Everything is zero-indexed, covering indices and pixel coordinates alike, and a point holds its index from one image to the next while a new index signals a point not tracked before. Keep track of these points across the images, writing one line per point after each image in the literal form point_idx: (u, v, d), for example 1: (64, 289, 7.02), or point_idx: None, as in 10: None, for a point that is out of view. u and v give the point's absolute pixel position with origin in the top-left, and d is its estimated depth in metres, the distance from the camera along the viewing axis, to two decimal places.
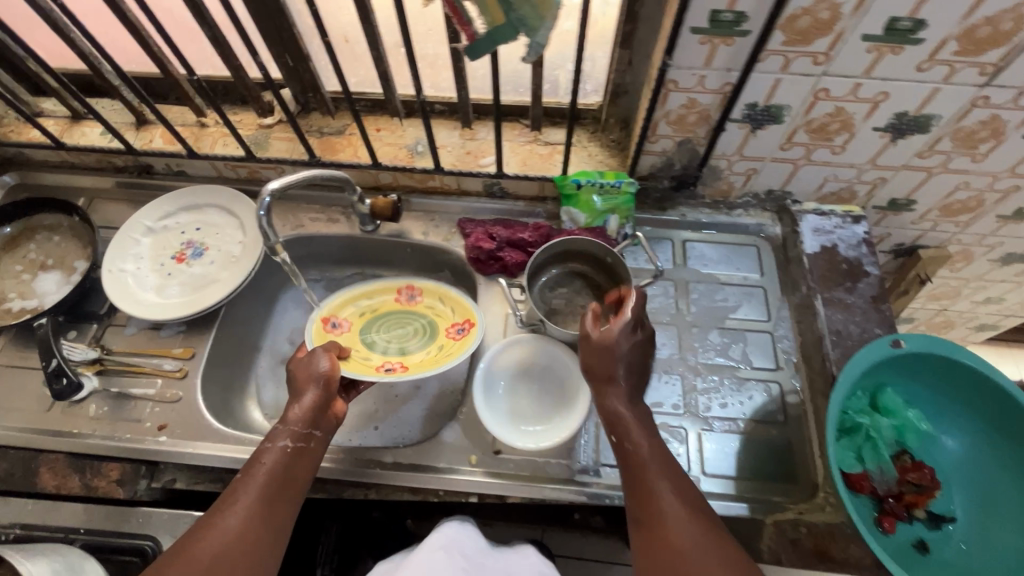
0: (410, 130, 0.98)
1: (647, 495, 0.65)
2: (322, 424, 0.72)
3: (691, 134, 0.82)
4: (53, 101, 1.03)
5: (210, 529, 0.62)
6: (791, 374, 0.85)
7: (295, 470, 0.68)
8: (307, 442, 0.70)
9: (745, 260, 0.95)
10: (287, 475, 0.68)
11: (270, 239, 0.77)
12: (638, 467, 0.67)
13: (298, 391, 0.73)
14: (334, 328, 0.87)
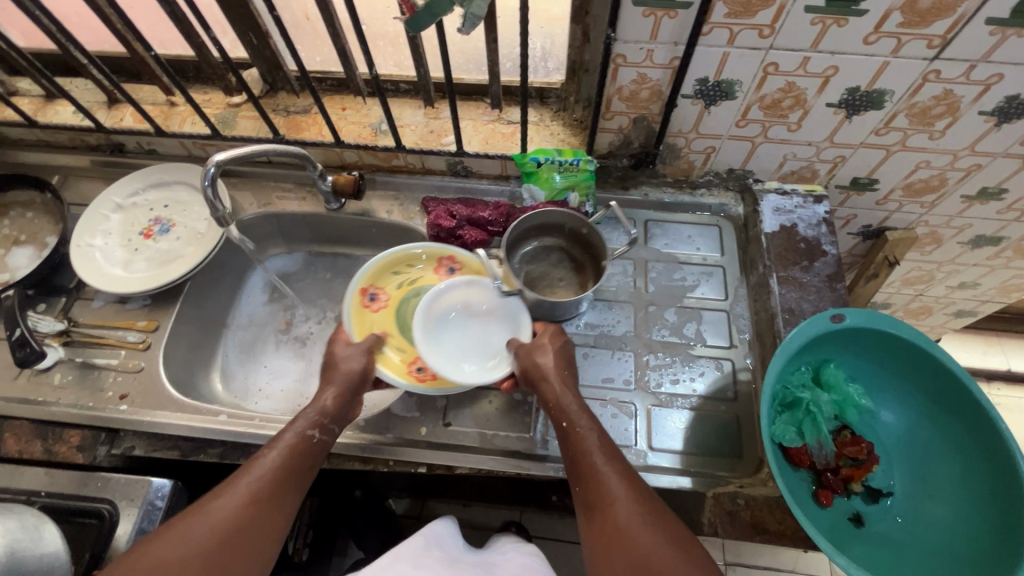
0: (374, 109, 0.99)
1: (598, 482, 0.65)
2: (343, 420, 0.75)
3: (646, 111, 0.82)
4: (28, 81, 1.05)
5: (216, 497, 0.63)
6: (745, 352, 0.85)
7: (307, 459, 0.69)
8: (326, 435, 0.72)
9: (706, 239, 0.95)
10: (305, 463, 0.69)
11: (218, 210, 0.77)
12: (585, 452, 0.68)
13: (330, 380, 0.77)
14: (371, 301, 0.89)
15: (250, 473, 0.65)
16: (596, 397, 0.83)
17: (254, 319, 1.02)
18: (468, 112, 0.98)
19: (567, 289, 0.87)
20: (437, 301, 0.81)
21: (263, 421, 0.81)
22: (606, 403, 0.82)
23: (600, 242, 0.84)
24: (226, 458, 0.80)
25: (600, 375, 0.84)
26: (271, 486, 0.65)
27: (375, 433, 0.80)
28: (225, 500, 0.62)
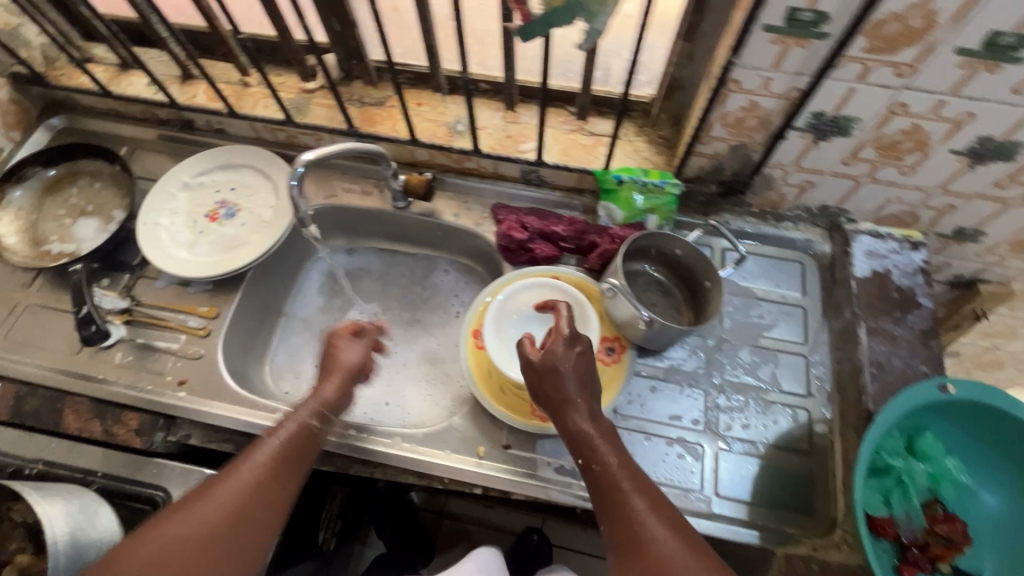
0: (451, 107, 0.95)
1: (620, 513, 0.60)
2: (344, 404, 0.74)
3: (747, 139, 0.77)
4: (103, 48, 1.04)
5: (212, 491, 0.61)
6: (822, 402, 0.81)
7: (304, 450, 0.67)
8: (325, 421, 0.71)
9: (788, 276, 0.90)
10: (301, 450, 0.67)
11: (299, 211, 0.76)
12: (608, 483, 0.62)
13: (327, 372, 0.75)
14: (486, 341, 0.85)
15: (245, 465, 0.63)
16: (663, 434, 0.79)
17: (309, 311, 1.01)
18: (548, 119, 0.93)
19: (667, 311, 0.84)
20: (512, 301, 0.83)
21: None
22: (672, 441, 0.78)
23: (704, 263, 0.79)
24: None
25: (667, 411, 0.80)
26: (270, 470, 0.64)
27: (431, 448, 0.78)
28: (217, 489, 0.60)
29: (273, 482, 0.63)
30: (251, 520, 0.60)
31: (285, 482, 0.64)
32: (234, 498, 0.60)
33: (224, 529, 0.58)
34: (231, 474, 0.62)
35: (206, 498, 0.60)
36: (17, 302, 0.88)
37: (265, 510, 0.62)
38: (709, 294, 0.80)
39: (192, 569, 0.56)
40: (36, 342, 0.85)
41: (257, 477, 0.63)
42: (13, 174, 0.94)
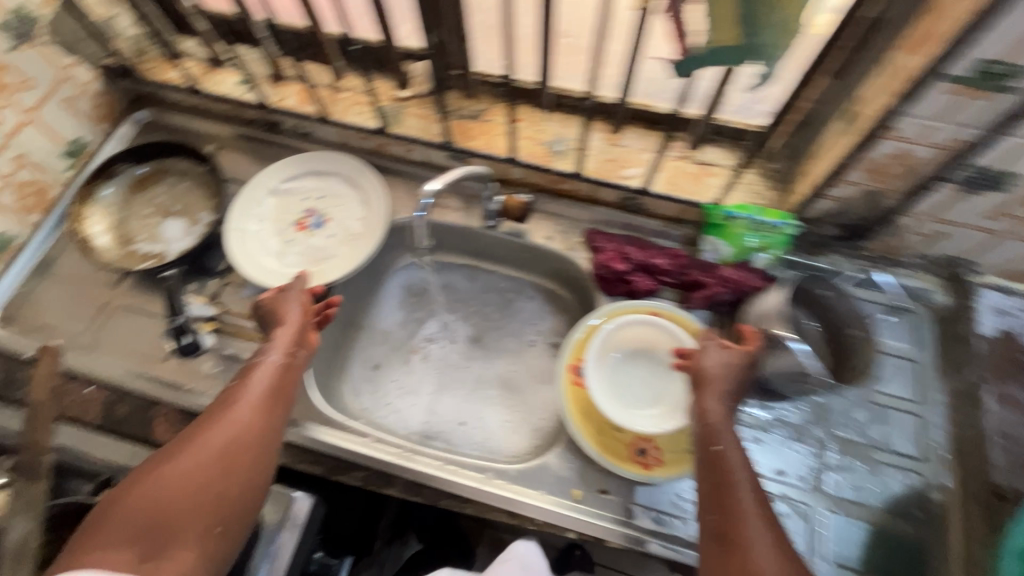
0: (551, 125, 0.91)
1: (727, 497, 0.54)
2: (306, 343, 0.74)
3: (885, 186, 0.72)
4: (193, 42, 1.01)
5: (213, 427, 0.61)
6: (938, 468, 0.76)
7: (284, 383, 0.68)
8: (295, 358, 0.71)
9: (900, 328, 0.84)
10: (281, 388, 0.68)
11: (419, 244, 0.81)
12: (722, 467, 0.57)
13: (277, 317, 0.74)
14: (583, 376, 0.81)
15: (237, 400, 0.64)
16: (765, 491, 0.75)
17: (389, 325, 0.99)
18: (653, 143, 0.89)
19: None
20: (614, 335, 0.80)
21: (412, 451, 0.77)
22: (777, 498, 0.75)
23: (855, 311, 0.75)
24: (368, 484, 0.76)
25: (770, 466, 0.76)
26: (261, 403, 0.64)
27: (524, 486, 0.75)
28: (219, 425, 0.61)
29: (264, 421, 0.64)
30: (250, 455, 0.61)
31: (274, 418, 0.65)
32: (229, 437, 0.60)
33: (228, 461, 0.59)
34: (224, 415, 0.62)
35: (206, 435, 0.60)
36: (106, 302, 0.87)
37: (262, 444, 0.62)
38: (854, 344, 0.77)
39: (202, 499, 0.56)
40: (126, 345, 0.84)
41: (249, 415, 0.63)
42: (104, 169, 0.92)
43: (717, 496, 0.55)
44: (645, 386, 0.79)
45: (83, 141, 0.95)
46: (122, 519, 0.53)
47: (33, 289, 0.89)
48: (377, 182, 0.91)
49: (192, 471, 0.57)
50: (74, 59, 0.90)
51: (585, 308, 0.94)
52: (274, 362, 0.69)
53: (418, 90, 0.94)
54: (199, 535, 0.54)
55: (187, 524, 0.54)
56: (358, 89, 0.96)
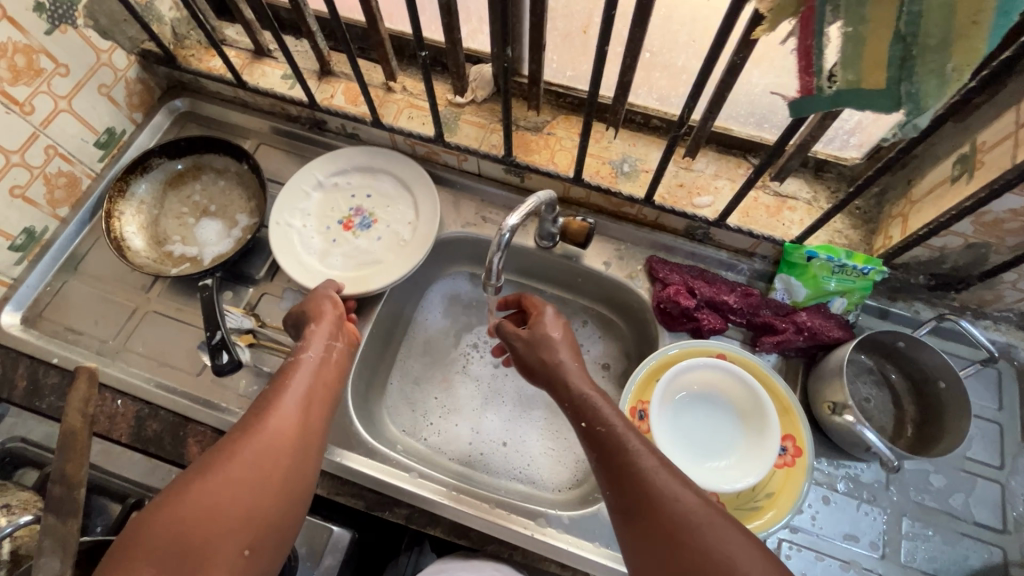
0: (618, 144, 0.85)
1: (629, 475, 0.52)
2: (340, 336, 0.70)
3: (994, 241, 0.66)
4: (236, 29, 0.95)
5: (248, 430, 0.55)
6: (1021, 542, 0.71)
7: (320, 384, 0.64)
8: (330, 356, 0.66)
9: (984, 386, 0.78)
10: (317, 390, 0.63)
11: (491, 279, 0.67)
12: (619, 448, 0.54)
13: (310, 312, 0.71)
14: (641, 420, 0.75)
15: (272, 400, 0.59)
16: (835, 556, 0.70)
17: (431, 342, 0.94)
18: (728, 170, 0.82)
19: (883, 416, 0.76)
20: (677, 380, 0.75)
21: (459, 489, 0.72)
22: (847, 566, 0.70)
23: (942, 362, 0.71)
24: (412, 522, 0.72)
25: (841, 530, 0.71)
26: (298, 407, 0.59)
27: (577, 536, 0.70)
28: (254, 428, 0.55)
29: (302, 428, 0.58)
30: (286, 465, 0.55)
31: (311, 426, 0.59)
32: (268, 445, 0.55)
33: (264, 467, 0.54)
34: (260, 421, 0.56)
35: (242, 443, 0.54)
36: (138, 308, 0.83)
37: (299, 453, 0.57)
38: (946, 399, 0.71)
39: (237, 511, 0.51)
40: (159, 355, 0.80)
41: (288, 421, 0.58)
42: (139, 164, 0.87)
43: (632, 484, 0.52)
44: (713, 435, 0.74)
45: (117, 131, 0.89)
46: (154, 543, 0.47)
47: (59, 288, 0.84)
48: (429, 184, 0.86)
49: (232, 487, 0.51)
50: (110, 44, 0.84)
51: (641, 340, 0.88)
52: (310, 360, 0.64)
53: (476, 96, 0.88)
54: (230, 558, 0.49)
55: (220, 542, 0.49)
56: (411, 91, 0.90)
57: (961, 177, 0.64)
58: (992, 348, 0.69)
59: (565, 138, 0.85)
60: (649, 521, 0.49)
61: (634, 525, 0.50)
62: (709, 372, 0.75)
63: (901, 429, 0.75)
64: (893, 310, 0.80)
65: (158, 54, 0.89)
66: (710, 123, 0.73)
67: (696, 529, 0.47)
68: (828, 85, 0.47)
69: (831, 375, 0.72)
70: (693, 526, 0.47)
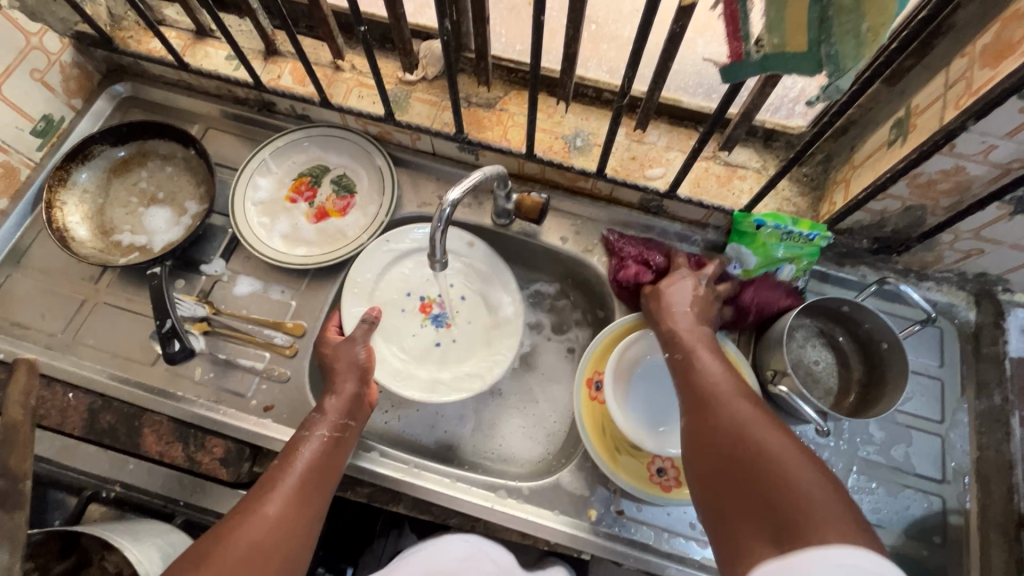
0: (570, 118, 0.84)
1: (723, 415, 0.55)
2: (357, 414, 0.68)
3: (929, 202, 0.68)
4: (176, 9, 0.92)
5: (245, 517, 0.55)
6: (959, 490, 0.74)
7: (331, 460, 0.63)
8: (343, 433, 0.65)
9: (926, 344, 0.81)
10: (327, 466, 0.62)
11: (436, 255, 0.67)
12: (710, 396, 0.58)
13: (334, 379, 0.69)
14: (598, 391, 0.77)
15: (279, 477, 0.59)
16: None
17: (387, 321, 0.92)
18: (679, 141, 0.82)
19: (827, 374, 0.79)
20: (631, 349, 0.76)
21: (419, 466, 0.73)
22: None
23: (884, 324, 0.73)
24: (374, 500, 0.74)
25: None
26: (300, 487, 0.59)
27: (537, 506, 0.72)
28: (251, 516, 0.55)
29: (302, 510, 0.58)
30: (285, 534, 0.56)
31: (317, 499, 0.60)
32: (270, 516, 0.56)
33: (261, 543, 0.54)
34: (265, 499, 0.57)
35: (235, 531, 0.54)
36: (87, 299, 0.81)
37: (304, 523, 0.57)
38: (887, 358, 0.74)
39: None
40: (109, 346, 0.78)
41: (291, 495, 0.58)
42: (79, 151, 0.84)
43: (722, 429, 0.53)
44: (664, 401, 0.76)
45: (55, 119, 0.86)
46: None
47: (4, 282, 0.82)
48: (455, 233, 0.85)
49: (231, 553, 0.52)
50: (40, 26, 0.80)
51: (597, 312, 0.89)
52: (321, 439, 0.64)
53: (427, 73, 0.86)
54: None
55: None
56: (360, 69, 0.88)
57: (897, 140, 0.65)
58: (931, 311, 0.71)
59: (517, 114, 0.85)
60: (730, 452, 0.51)
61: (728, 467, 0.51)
62: (656, 342, 0.77)
63: (846, 392, 0.77)
64: (841, 275, 0.82)
65: (93, 37, 0.86)
66: (656, 94, 0.73)
67: (768, 447, 0.49)
68: (755, 50, 0.47)
69: (777, 344, 0.74)
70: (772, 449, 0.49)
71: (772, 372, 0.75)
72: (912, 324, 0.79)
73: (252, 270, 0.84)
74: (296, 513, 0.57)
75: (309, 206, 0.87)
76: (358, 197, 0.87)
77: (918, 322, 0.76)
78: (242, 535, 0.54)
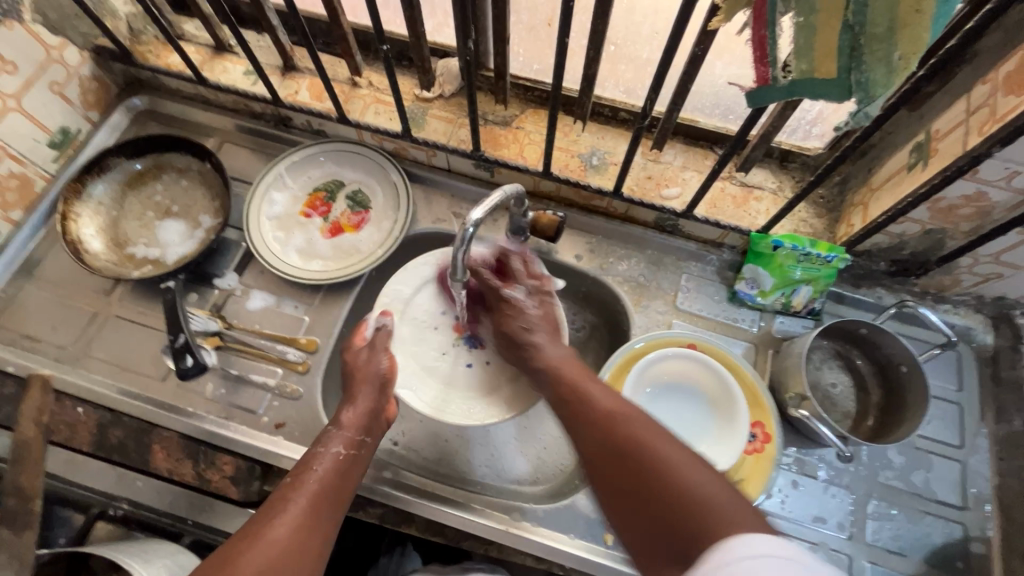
0: (586, 136, 0.84)
1: (609, 430, 0.55)
2: (373, 430, 0.68)
3: (950, 226, 0.68)
4: (196, 24, 0.92)
5: (260, 533, 0.53)
6: (980, 517, 0.73)
7: (347, 477, 0.62)
8: (359, 450, 0.65)
9: (945, 367, 0.80)
10: (342, 482, 0.61)
11: (457, 274, 0.67)
12: (590, 410, 0.58)
13: (352, 390, 0.70)
14: None
15: (296, 494, 0.58)
16: (804, 539, 0.72)
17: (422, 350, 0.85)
18: (695, 161, 0.83)
19: (844, 398, 0.78)
20: (649, 371, 0.76)
21: (434, 488, 0.72)
22: (815, 547, 0.71)
23: (903, 347, 0.72)
24: (385, 521, 0.73)
25: (810, 512, 0.73)
26: (315, 505, 0.58)
27: (552, 530, 0.70)
28: (265, 534, 0.53)
29: (317, 525, 0.56)
30: (297, 555, 0.53)
31: (331, 518, 0.58)
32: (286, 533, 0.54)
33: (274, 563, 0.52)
34: (278, 518, 0.55)
35: (247, 548, 0.52)
36: (98, 313, 0.80)
37: (318, 544, 0.56)
38: (906, 382, 0.74)
39: None
40: (120, 360, 0.77)
41: (305, 513, 0.56)
42: (96, 164, 0.84)
43: (578, 414, 0.59)
44: (687, 424, 0.75)
45: (71, 131, 0.86)
46: None
47: (15, 294, 0.81)
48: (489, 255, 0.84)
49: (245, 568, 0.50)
50: (61, 40, 0.81)
51: (612, 330, 0.88)
52: (336, 455, 0.63)
53: (444, 90, 0.87)
54: None
55: None
56: (377, 86, 0.88)
57: (918, 164, 0.65)
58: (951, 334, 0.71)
59: (533, 132, 0.85)
60: (625, 468, 0.52)
61: (621, 482, 0.51)
62: (678, 363, 0.76)
63: (865, 415, 0.76)
64: (857, 297, 0.81)
65: (113, 51, 0.86)
66: (674, 114, 0.73)
67: (667, 459, 0.50)
68: (783, 75, 0.48)
69: (795, 365, 0.73)
70: (623, 425, 0.55)
71: (792, 395, 0.73)
72: (929, 347, 0.79)
73: (265, 284, 0.84)
74: (311, 531, 0.56)
75: (324, 221, 0.87)
76: (373, 213, 0.87)
77: (937, 346, 0.76)
78: (256, 552, 0.52)
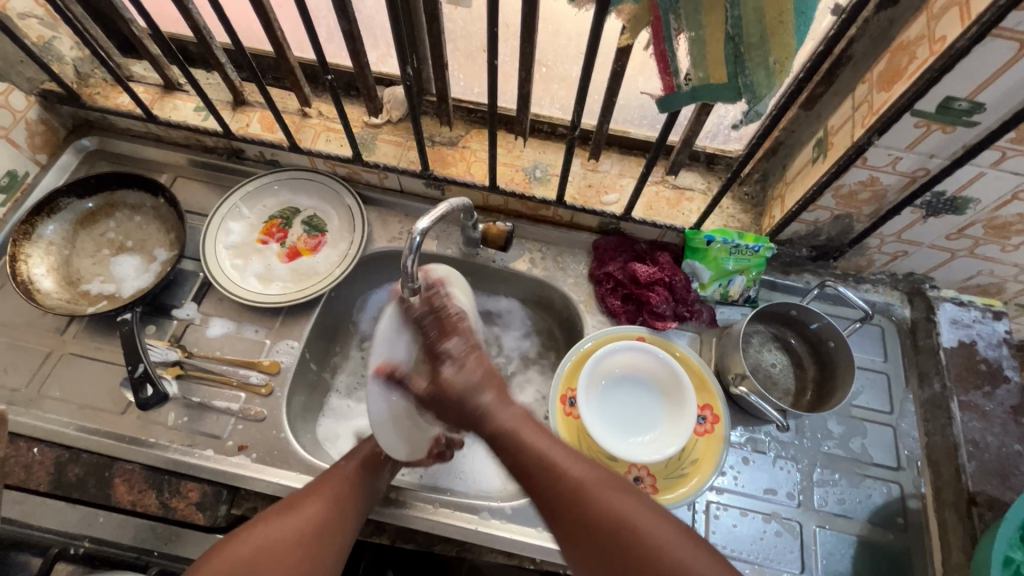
0: (528, 152, 0.90)
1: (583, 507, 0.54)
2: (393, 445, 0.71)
3: (854, 211, 0.75)
4: (145, 65, 0.95)
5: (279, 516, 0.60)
6: (914, 476, 0.80)
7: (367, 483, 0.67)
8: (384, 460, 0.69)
9: (870, 340, 0.88)
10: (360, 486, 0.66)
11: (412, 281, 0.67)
12: (547, 464, 0.57)
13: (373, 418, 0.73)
14: (572, 408, 0.79)
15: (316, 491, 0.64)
16: (758, 510, 0.76)
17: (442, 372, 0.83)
18: (630, 169, 0.89)
19: (784, 377, 0.84)
20: (602, 365, 0.80)
21: (402, 495, 0.73)
22: (768, 518, 0.76)
23: (829, 323, 0.79)
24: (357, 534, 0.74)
25: (761, 484, 0.78)
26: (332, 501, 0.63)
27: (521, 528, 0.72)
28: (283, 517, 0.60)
29: (333, 521, 0.62)
30: (328, 536, 0.60)
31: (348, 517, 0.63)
32: (306, 521, 0.61)
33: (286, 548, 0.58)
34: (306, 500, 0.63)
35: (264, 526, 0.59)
36: (52, 351, 0.80)
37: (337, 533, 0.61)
38: (835, 356, 0.80)
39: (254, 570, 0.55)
40: (76, 398, 0.77)
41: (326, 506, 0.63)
42: (46, 205, 0.84)
43: (545, 484, 0.56)
44: (642, 413, 0.79)
45: (19, 174, 0.87)
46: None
47: None
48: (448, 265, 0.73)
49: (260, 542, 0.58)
50: (7, 85, 0.83)
51: (566, 330, 0.93)
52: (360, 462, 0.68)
53: (391, 116, 0.91)
54: None
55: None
56: (327, 116, 0.92)
57: (819, 157, 0.73)
58: (869, 308, 0.78)
59: (478, 150, 0.90)
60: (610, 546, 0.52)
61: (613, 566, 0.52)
62: (630, 356, 0.80)
63: (804, 390, 0.83)
64: (788, 283, 0.89)
65: (61, 94, 0.88)
66: (605, 126, 0.79)
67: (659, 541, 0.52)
68: (685, 83, 0.54)
69: (735, 348, 0.79)
70: (596, 498, 0.55)
71: (736, 375, 0.78)
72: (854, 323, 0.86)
73: (224, 311, 0.85)
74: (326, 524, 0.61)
75: (281, 246, 0.89)
76: (329, 236, 0.90)
77: (861, 319, 0.83)
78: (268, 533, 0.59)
